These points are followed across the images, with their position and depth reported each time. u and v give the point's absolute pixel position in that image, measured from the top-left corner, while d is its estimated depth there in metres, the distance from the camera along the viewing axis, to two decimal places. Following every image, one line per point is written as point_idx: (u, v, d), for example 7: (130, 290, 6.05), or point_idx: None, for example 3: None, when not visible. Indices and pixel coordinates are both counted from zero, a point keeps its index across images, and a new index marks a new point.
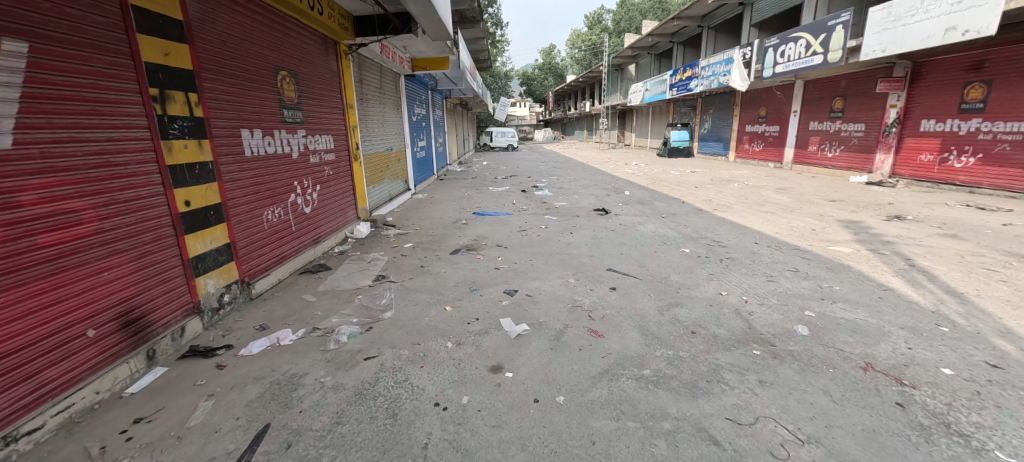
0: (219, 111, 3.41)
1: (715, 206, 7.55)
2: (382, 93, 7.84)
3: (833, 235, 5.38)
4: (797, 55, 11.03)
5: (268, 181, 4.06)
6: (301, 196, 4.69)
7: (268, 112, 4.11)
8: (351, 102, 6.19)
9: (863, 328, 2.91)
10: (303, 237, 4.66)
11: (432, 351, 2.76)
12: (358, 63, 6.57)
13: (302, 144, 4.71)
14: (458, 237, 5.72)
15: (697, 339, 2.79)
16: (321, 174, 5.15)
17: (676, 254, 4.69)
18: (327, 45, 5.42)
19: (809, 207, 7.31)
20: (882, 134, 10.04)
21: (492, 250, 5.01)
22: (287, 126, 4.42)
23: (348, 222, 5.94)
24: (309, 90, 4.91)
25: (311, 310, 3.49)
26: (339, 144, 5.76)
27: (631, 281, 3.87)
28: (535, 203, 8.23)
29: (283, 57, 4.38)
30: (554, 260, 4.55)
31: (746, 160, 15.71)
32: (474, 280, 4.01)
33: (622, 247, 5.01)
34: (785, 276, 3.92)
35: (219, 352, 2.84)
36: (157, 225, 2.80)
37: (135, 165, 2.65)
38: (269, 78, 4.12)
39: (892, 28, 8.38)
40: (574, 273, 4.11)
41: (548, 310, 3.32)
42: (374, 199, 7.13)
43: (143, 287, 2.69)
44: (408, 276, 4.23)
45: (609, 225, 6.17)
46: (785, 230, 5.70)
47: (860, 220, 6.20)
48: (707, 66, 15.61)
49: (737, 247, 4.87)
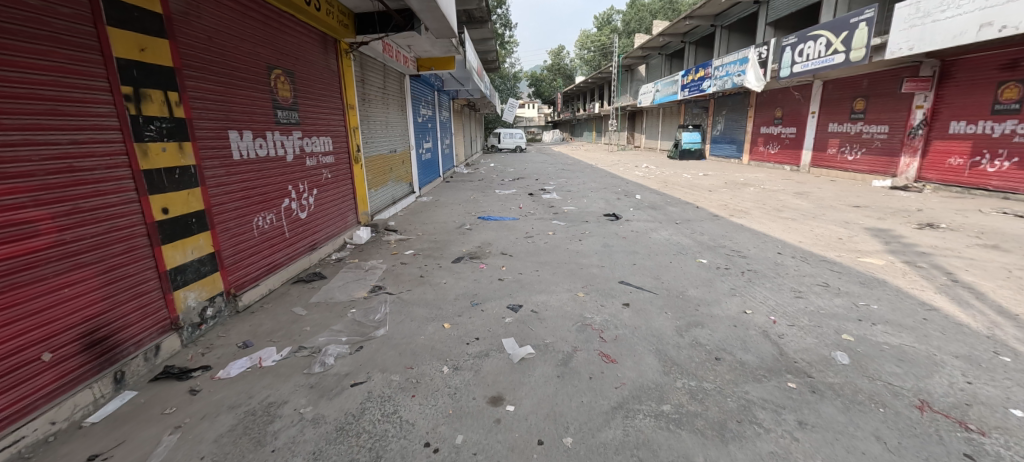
0: (204, 111, 3.18)
1: (731, 212, 7.21)
2: (386, 94, 7.62)
3: (862, 245, 5.03)
4: (817, 53, 10.61)
5: (259, 186, 3.82)
6: (296, 201, 4.46)
7: (260, 113, 3.87)
8: (352, 102, 5.96)
9: (911, 357, 2.60)
10: (297, 244, 4.43)
11: (426, 377, 2.49)
12: (360, 63, 6.34)
13: (297, 146, 4.48)
14: (461, 243, 5.46)
15: (722, 367, 2.49)
16: (317, 177, 4.91)
17: (693, 265, 4.37)
18: (325, 42, 5.18)
19: (831, 212, 6.95)
20: (907, 136, 9.61)
21: (496, 259, 4.75)
22: (281, 128, 4.18)
23: (347, 228, 5.71)
24: (306, 89, 4.67)
25: (299, 326, 3.23)
26: (339, 146, 5.52)
27: (645, 295, 3.58)
28: (542, 207, 7.95)
29: (278, 55, 4.15)
30: (562, 270, 4.27)
31: (761, 162, 15.27)
32: (476, 293, 3.74)
33: (634, 256, 4.71)
34: (816, 292, 3.59)
35: (194, 374, 2.60)
36: (130, 235, 2.56)
37: (104, 170, 2.42)
38: (261, 76, 3.89)
39: (920, 25, 7.95)
40: (584, 286, 3.82)
41: (555, 329, 3.03)
42: (376, 202, 6.89)
43: (113, 303, 2.46)
44: (406, 287, 3.97)
45: (620, 232, 5.88)
46: (808, 238, 5.36)
47: (889, 228, 5.83)
48: (721, 66, 15.19)
49: (759, 258, 4.54)
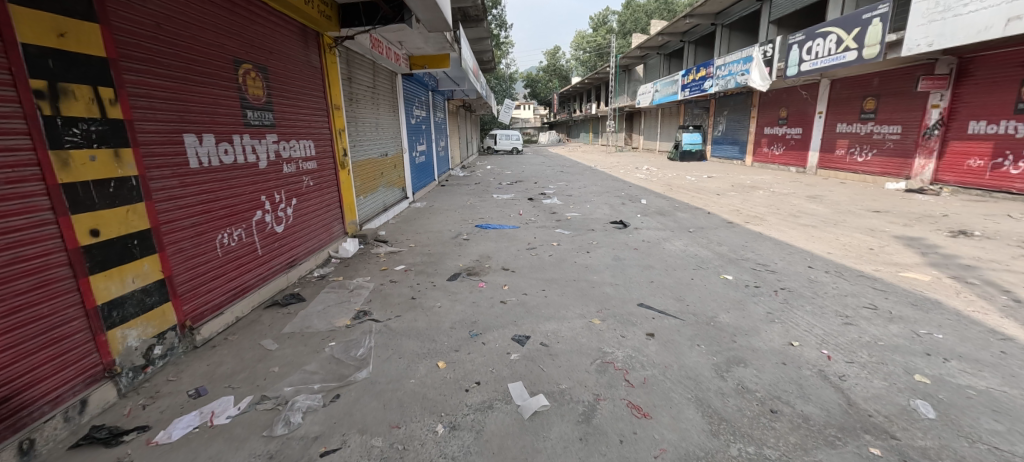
0: (149, 111, 2.66)
1: (746, 218, 6.75)
2: (376, 93, 7.13)
3: (898, 257, 4.58)
4: (827, 51, 10.22)
5: (224, 197, 3.30)
6: (271, 213, 3.94)
7: (225, 113, 3.35)
8: (337, 102, 5.45)
9: (1008, 408, 2.13)
10: (272, 263, 3.91)
11: (415, 441, 1.99)
12: (346, 59, 5.84)
13: (272, 151, 3.96)
14: (457, 256, 4.96)
15: (782, 425, 2.02)
16: (297, 185, 4.39)
17: (718, 282, 3.90)
18: (306, 36, 4.66)
19: (853, 219, 6.52)
20: (922, 137, 9.24)
21: (496, 276, 4.25)
22: (251, 130, 3.66)
23: (333, 240, 5.19)
24: (282, 86, 4.15)
25: (265, 365, 2.72)
26: (322, 151, 5.01)
27: (671, 322, 3.11)
28: (543, 214, 7.48)
29: (247, 48, 3.62)
30: (571, 290, 3.78)
31: (764, 164, 14.92)
32: (476, 320, 3.24)
33: (650, 271, 4.24)
34: (866, 318, 3.12)
35: (127, 438, 2.08)
36: (43, 266, 2.07)
37: (5, 187, 1.93)
38: (226, 71, 3.36)
39: (940, 20, 7.58)
40: (599, 310, 3.33)
41: (571, 369, 2.54)
42: (365, 211, 6.37)
43: (17, 353, 1.97)
44: (395, 312, 3.46)
45: (630, 242, 5.40)
46: (837, 248, 4.91)
47: (920, 236, 5.40)
48: (724, 66, 14.80)
49: (790, 273, 4.09)
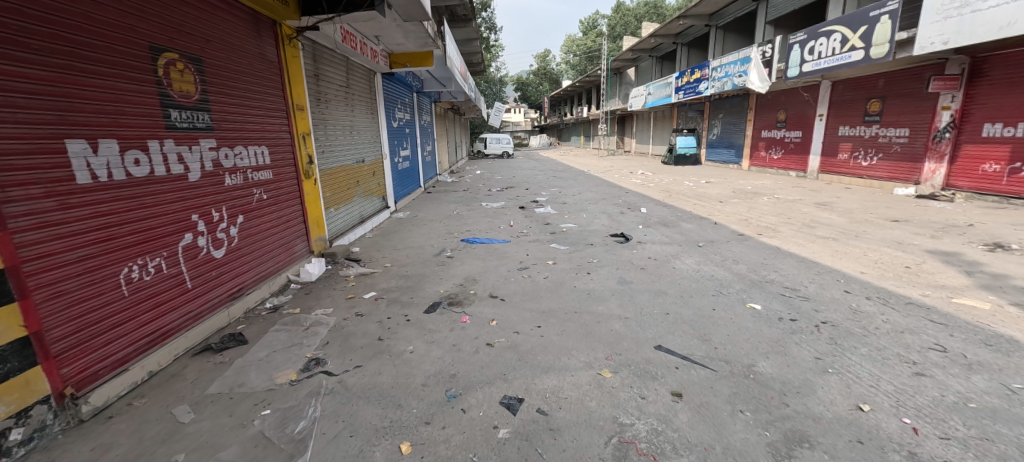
0: (6, 109, 1.97)
1: (758, 229, 6.18)
2: (351, 93, 6.43)
3: (943, 278, 4.01)
4: (830, 50, 9.79)
5: (134, 220, 2.60)
6: (206, 236, 3.22)
7: (138, 113, 2.65)
8: (301, 102, 4.75)
9: None
10: (207, 297, 3.19)
11: None
12: (313, 54, 5.16)
13: (208, 160, 3.25)
14: (439, 280, 4.28)
15: None
16: (244, 200, 3.67)
17: (746, 314, 3.28)
18: (258, 23, 3.98)
19: (874, 229, 5.99)
20: (932, 140, 8.83)
21: (483, 306, 3.59)
22: (177, 134, 2.95)
23: (294, 261, 4.48)
24: (224, 82, 3.46)
25: (167, 451, 2.01)
26: (280, 158, 4.29)
27: (700, 375, 2.47)
28: (537, 225, 6.85)
29: (172, 31, 2.94)
30: (572, 327, 3.11)
31: (762, 168, 14.52)
32: (455, 373, 2.57)
33: (664, 299, 3.61)
34: (940, 366, 2.53)
35: None
36: None
37: None
38: (138, 60, 2.68)
39: (957, 16, 7.14)
40: (610, 357, 2.68)
41: (579, 455, 1.88)
42: (335, 224, 5.65)
43: None
44: (355, 361, 2.77)
45: (636, 260, 4.77)
46: (870, 267, 4.35)
47: (956, 251, 4.86)
48: (720, 67, 14.36)
49: (828, 301, 3.49)
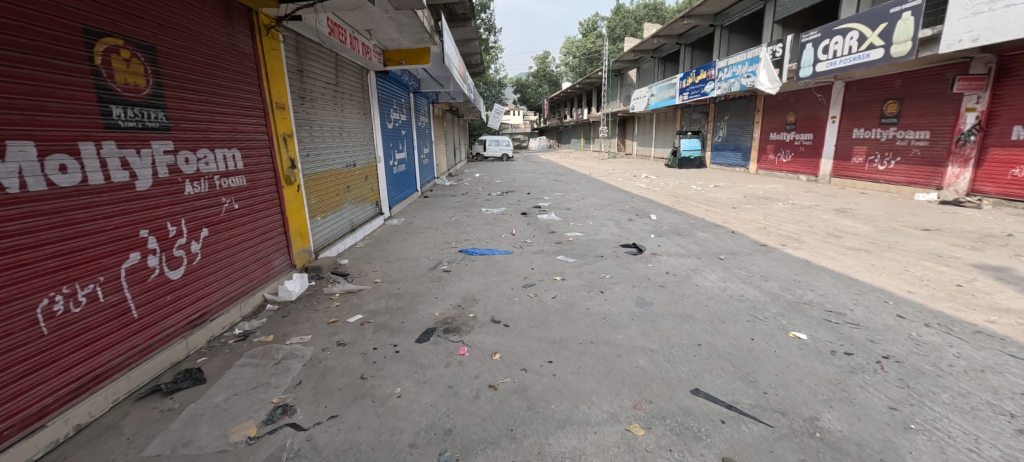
0: None
1: (780, 239, 5.71)
2: (340, 92, 5.97)
3: (1004, 299, 3.54)
4: (846, 49, 9.37)
5: (58, 240, 2.13)
6: (158, 255, 2.74)
7: (65, 109, 2.19)
8: (282, 100, 4.28)
9: None
10: (157, 327, 2.69)
11: None
12: (297, 47, 4.70)
13: (161, 164, 2.77)
14: (434, 300, 3.80)
15: None
16: (209, 212, 3.19)
17: (792, 346, 2.82)
18: (229, 10, 3.51)
19: (907, 240, 5.52)
20: (956, 143, 8.41)
21: (485, 333, 3.11)
22: (120, 135, 2.48)
23: (271, 278, 3.99)
24: (184, 74, 3.00)
25: None
26: (256, 162, 3.81)
27: (755, 433, 1.99)
28: (541, 233, 6.38)
29: (115, 12, 2.48)
30: (590, 363, 2.64)
31: (770, 172, 14.09)
32: (450, 428, 2.09)
33: (693, 325, 3.14)
34: None
35: None
36: None
37: None
38: (66, 45, 2.21)
39: (987, 11, 6.70)
40: (639, 406, 2.21)
41: None
42: (322, 234, 5.17)
43: None
44: (330, 409, 2.28)
45: (653, 276, 4.30)
46: (917, 285, 3.88)
47: (1005, 266, 4.39)
48: (727, 68, 13.93)
49: (884, 330, 3.02)
